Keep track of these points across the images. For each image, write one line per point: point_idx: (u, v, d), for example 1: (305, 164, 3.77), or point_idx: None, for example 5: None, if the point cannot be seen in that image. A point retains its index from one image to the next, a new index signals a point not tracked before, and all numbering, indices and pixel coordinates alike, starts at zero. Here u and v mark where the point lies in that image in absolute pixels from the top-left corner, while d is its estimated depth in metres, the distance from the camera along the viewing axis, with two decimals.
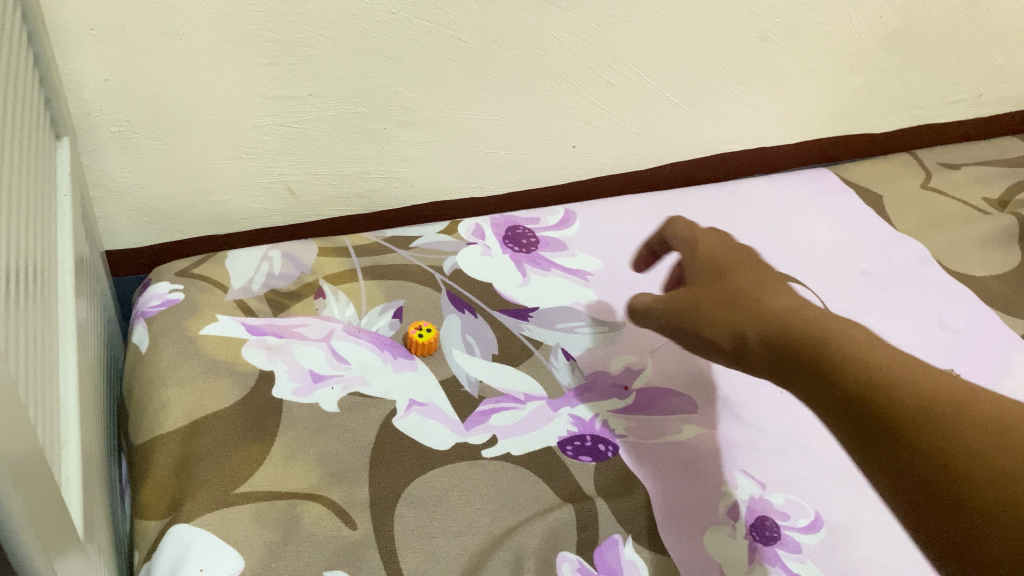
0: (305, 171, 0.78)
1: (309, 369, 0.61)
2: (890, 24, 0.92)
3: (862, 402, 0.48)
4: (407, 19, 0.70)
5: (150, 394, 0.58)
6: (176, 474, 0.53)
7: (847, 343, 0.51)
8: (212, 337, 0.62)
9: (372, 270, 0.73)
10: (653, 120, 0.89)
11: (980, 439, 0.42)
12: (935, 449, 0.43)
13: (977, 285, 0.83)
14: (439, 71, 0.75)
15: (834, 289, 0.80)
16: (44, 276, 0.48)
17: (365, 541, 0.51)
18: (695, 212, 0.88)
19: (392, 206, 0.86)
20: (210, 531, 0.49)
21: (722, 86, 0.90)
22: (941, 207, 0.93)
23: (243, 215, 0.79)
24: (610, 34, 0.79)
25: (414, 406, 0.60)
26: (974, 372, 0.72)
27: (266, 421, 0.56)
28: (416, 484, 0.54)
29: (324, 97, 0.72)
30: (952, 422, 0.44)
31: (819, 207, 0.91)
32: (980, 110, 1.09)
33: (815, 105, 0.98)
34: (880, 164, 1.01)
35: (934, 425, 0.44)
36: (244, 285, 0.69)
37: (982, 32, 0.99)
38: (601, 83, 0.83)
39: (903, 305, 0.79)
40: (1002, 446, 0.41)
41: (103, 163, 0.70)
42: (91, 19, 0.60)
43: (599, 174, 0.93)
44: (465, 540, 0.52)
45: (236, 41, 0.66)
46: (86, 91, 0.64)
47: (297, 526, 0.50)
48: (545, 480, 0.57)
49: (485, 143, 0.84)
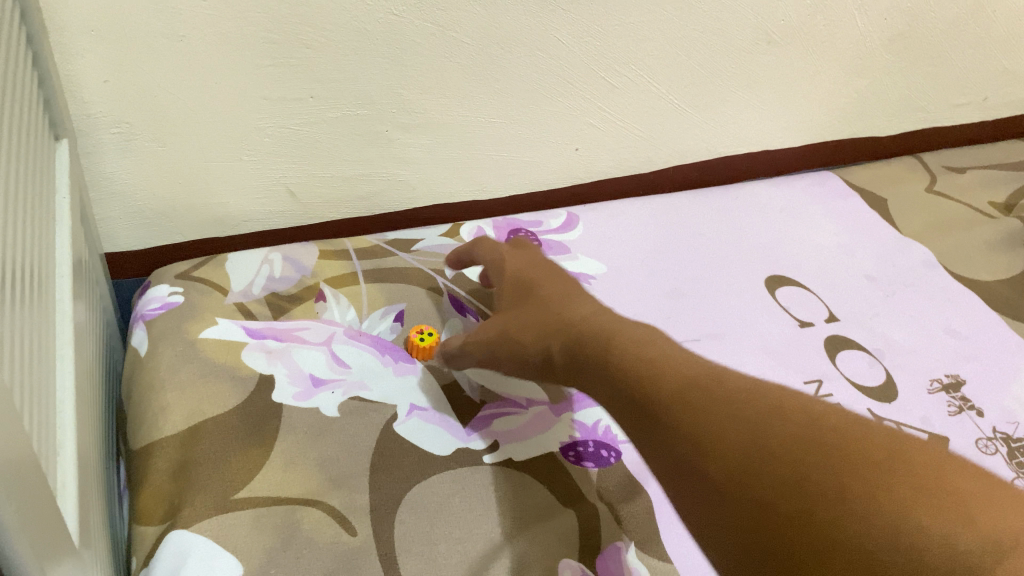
0: (306, 173, 0.77)
1: (309, 373, 0.60)
2: (895, 26, 0.92)
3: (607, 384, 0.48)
4: (410, 21, 0.69)
5: (148, 398, 0.57)
6: (174, 480, 0.52)
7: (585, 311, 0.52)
8: (212, 340, 0.61)
9: (373, 273, 0.72)
10: (657, 123, 0.89)
11: (843, 473, 0.35)
12: (767, 473, 0.37)
13: (983, 289, 0.82)
14: (442, 73, 0.75)
15: (838, 293, 0.79)
16: (42, 279, 0.47)
17: (364, 547, 0.50)
18: (699, 216, 0.87)
19: (394, 209, 0.85)
20: (208, 537, 0.49)
21: (726, 89, 0.89)
22: (946, 211, 0.93)
23: (244, 218, 0.79)
24: (614, 37, 0.79)
25: (415, 411, 0.59)
26: (980, 378, 0.72)
27: (265, 425, 0.56)
28: (418, 490, 0.54)
29: (326, 99, 0.72)
30: (773, 437, 0.38)
31: (823, 211, 0.91)
32: (985, 113, 1.08)
33: (819, 108, 0.97)
34: (884, 167, 1.00)
35: (749, 464, 0.37)
36: (244, 288, 0.68)
37: (988, 35, 0.98)
38: (605, 85, 0.83)
39: (909, 310, 0.78)
40: (770, 451, 0.37)
41: (102, 166, 0.69)
42: (91, 21, 0.60)
43: (602, 177, 0.93)
44: (465, 547, 0.51)
45: (237, 43, 0.65)
46: (85, 93, 0.64)
47: (296, 532, 0.50)
48: (547, 486, 0.56)
49: (488, 146, 0.83)
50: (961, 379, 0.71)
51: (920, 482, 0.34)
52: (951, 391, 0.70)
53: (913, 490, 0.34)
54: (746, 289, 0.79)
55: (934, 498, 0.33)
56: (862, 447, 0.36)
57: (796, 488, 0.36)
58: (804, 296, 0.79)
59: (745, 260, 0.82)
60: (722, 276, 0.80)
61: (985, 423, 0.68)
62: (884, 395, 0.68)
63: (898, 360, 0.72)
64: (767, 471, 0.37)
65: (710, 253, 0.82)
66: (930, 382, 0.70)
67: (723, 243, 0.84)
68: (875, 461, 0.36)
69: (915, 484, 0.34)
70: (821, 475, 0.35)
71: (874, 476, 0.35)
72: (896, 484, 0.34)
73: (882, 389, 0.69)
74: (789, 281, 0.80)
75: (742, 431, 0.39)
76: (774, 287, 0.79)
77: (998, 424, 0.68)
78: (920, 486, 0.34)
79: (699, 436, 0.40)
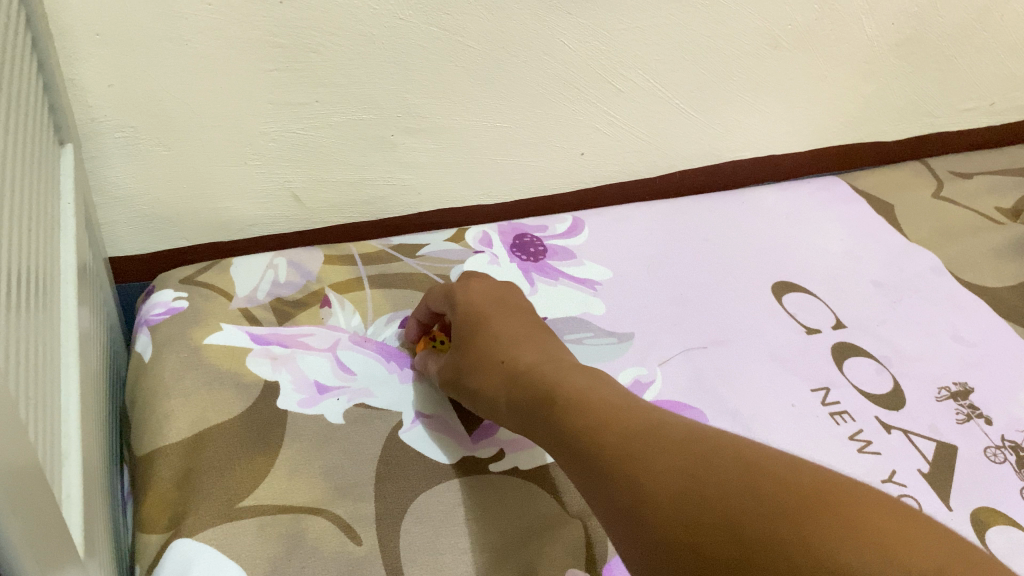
0: (311, 178, 0.77)
1: (314, 380, 0.60)
2: (902, 31, 0.92)
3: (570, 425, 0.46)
4: (416, 25, 0.69)
5: (152, 405, 0.57)
6: (178, 487, 0.52)
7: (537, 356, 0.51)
8: (216, 346, 0.61)
9: (379, 279, 0.72)
10: (663, 128, 0.89)
11: (766, 499, 0.34)
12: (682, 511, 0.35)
13: (991, 296, 0.82)
14: (448, 78, 0.74)
15: (845, 300, 0.79)
16: (46, 285, 0.47)
17: (370, 556, 0.50)
18: (705, 221, 0.87)
19: (398, 214, 0.85)
20: (213, 547, 0.48)
21: (733, 94, 0.89)
22: (952, 216, 0.92)
23: (248, 223, 0.78)
24: (620, 41, 0.78)
25: (420, 419, 0.59)
26: (988, 386, 0.71)
27: (270, 433, 0.55)
28: (423, 499, 0.53)
29: (331, 103, 0.72)
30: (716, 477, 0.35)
31: (829, 217, 0.90)
32: (992, 118, 1.08)
33: (826, 113, 0.97)
34: (890, 172, 1.00)
35: (676, 501, 0.36)
36: (249, 293, 0.68)
37: (995, 40, 0.98)
38: (611, 89, 0.82)
39: (916, 317, 0.78)
40: (712, 481, 0.35)
41: (106, 170, 0.69)
42: (96, 25, 0.60)
43: (607, 181, 0.92)
44: (471, 557, 0.51)
45: (243, 47, 0.65)
46: (89, 97, 0.63)
47: (301, 541, 0.49)
48: (553, 495, 0.56)
49: (493, 150, 0.83)
50: (969, 387, 0.71)
51: (843, 505, 0.33)
52: (959, 399, 0.69)
53: (834, 517, 0.32)
54: (752, 295, 0.78)
55: (859, 524, 0.32)
56: (787, 482, 0.34)
57: (710, 512, 0.34)
58: (811, 302, 0.78)
59: (751, 266, 0.82)
60: (729, 282, 0.79)
61: (993, 431, 0.67)
62: (892, 403, 0.68)
63: (906, 367, 0.72)
64: (688, 509, 0.35)
65: (716, 259, 0.82)
66: (938, 390, 0.70)
67: (729, 248, 0.84)
68: (801, 491, 0.34)
69: (840, 507, 0.33)
70: (741, 500, 0.34)
71: (796, 498, 0.33)
72: (808, 506, 0.33)
73: (889, 397, 0.69)
74: (795, 287, 0.80)
75: (666, 469, 0.37)
76: (781, 294, 0.79)
77: (1006, 432, 0.67)
78: (833, 513, 0.32)
79: (628, 477, 0.38)
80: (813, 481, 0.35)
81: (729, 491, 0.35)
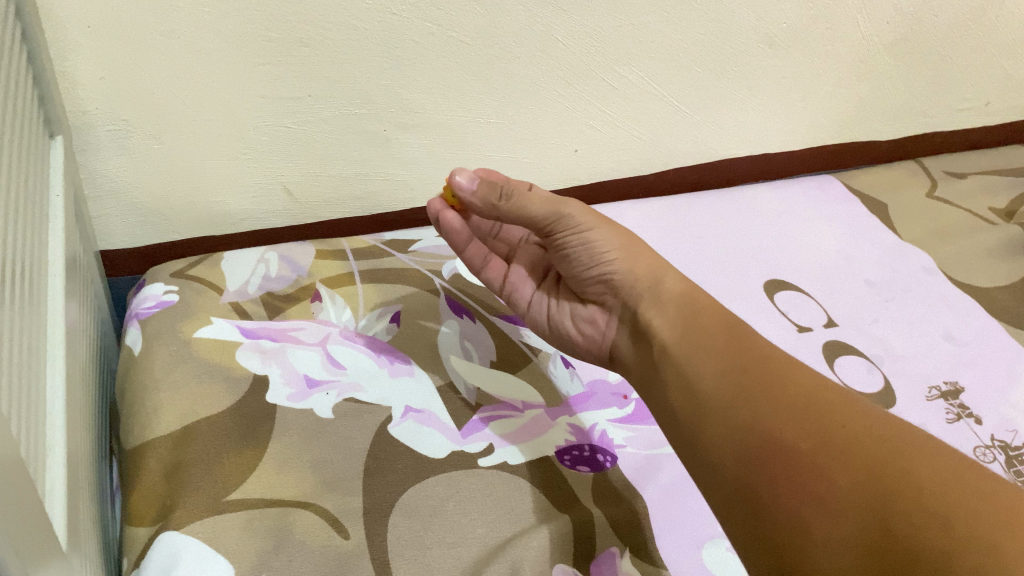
0: (304, 173, 0.77)
1: (304, 374, 0.60)
2: (896, 30, 0.92)
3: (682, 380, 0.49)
4: (409, 20, 0.69)
5: (142, 398, 0.57)
6: (166, 481, 0.52)
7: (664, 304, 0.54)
8: (206, 340, 0.61)
9: (370, 274, 0.72)
10: (657, 126, 0.89)
11: (887, 477, 0.37)
12: (799, 485, 0.39)
13: (983, 296, 0.82)
14: (442, 74, 0.74)
15: (837, 299, 0.79)
16: (33, 277, 0.47)
17: (357, 551, 0.49)
18: (698, 219, 0.87)
19: (392, 210, 0.85)
20: (199, 540, 0.48)
21: (728, 92, 0.89)
22: (946, 216, 0.92)
23: (240, 217, 0.78)
24: (614, 38, 0.79)
25: (409, 413, 0.59)
26: (979, 386, 0.71)
27: (259, 427, 0.55)
28: (411, 494, 0.53)
29: (324, 98, 0.72)
30: (837, 455, 0.39)
31: (823, 216, 0.90)
32: (986, 119, 1.08)
33: (820, 112, 0.97)
34: (885, 172, 1.00)
35: (794, 470, 0.40)
36: (240, 288, 0.68)
37: (989, 40, 0.98)
38: (605, 87, 0.82)
39: (908, 316, 0.78)
40: (829, 455, 0.39)
41: (98, 163, 0.69)
42: (87, 17, 0.59)
43: (601, 178, 0.92)
44: (459, 552, 0.51)
45: (236, 40, 0.65)
46: (81, 89, 0.63)
47: (289, 535, 0.49)
48: (542, 490, 0.56)
49: (487, 147, 0.83)
50: (960, 387, 0.71)
51: (945, 497, 0.36)
52: (949, 399, 0.70)
53: (929, 510, 0.35)
54: (745, 293, 0.78)
55: (958, 520, 0.34)
56: (910, 461, 0.38)
57: (809, 492, 0.38)
58: (803, 301, 0.78)
59: (745, 264, 0.82)
60: (721, 281, 0.79)
61: (983, 430, 0.67)
62: (883, 402, 0.68)
63: (897, 366, 0.72)
64: (808, 482, 0.39)
65: (708, 257, 0.82)
66: (929, 389, 0.70)
67: (723, 246, 0.84)
68: (900, 474, 0.37)
69: (946, 501, 0.35)
70: (836, 478, 0.38)
71: (891, 486, 0.37)
72: (907, 501, 0.36)
73: (880, 396, 0.69)
74: (788, 286, 0.80)
75: (786, 436, 0.41)
76: (774, 292, 0.79)
77: (996, 431, 0.67)
78: (927, 506, 0.35)
79: (757, 448, 0.42)
80: (920, 460, 0.38)
81: (826, 473, 0.39)
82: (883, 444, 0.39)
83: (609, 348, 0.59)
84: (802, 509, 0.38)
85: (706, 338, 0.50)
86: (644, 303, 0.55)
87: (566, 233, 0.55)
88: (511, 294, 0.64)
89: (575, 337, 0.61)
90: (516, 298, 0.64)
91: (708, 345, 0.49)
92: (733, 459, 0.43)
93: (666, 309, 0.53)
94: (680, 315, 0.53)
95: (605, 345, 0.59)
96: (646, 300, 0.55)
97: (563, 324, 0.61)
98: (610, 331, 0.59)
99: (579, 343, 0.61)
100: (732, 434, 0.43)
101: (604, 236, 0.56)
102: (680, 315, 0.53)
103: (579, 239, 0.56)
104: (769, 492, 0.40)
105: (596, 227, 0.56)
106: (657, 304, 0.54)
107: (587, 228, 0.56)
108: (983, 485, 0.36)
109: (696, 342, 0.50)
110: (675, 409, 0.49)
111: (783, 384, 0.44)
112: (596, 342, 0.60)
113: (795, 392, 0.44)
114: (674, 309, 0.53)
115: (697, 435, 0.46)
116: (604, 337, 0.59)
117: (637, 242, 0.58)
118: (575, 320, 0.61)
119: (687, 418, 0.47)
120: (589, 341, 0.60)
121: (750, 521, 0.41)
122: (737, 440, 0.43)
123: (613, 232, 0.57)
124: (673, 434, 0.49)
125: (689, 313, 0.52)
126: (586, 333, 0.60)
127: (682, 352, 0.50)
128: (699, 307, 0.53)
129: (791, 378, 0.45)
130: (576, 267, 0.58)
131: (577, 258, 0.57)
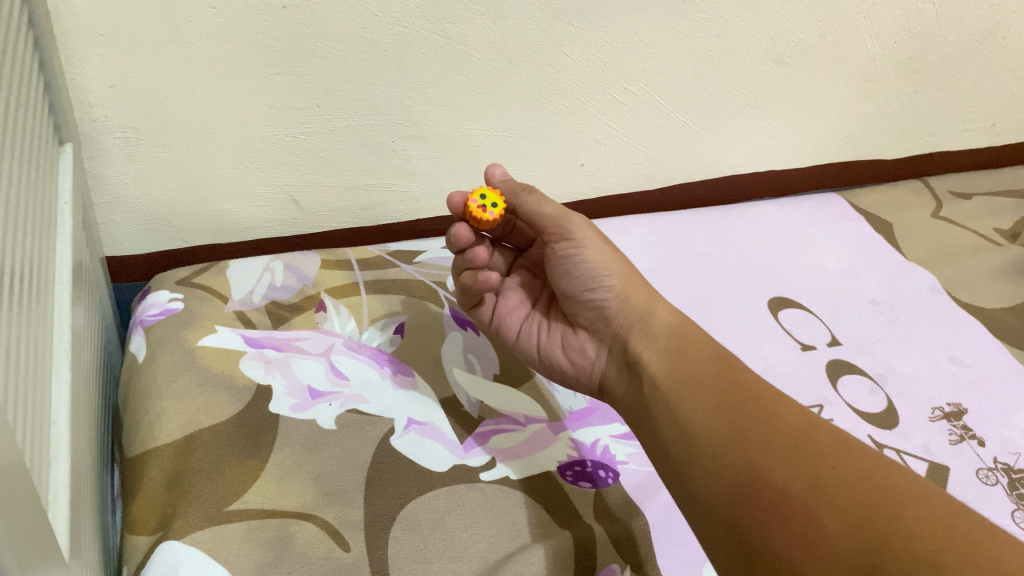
0: (311, 183, 0.77)
1: (307, 385, 0.60)
2: (904, 49, 0.92)
3: (671, 417, 0.49)
4: (419, 33, 0.69)
5: (145, 405, 0.57)
6: (167, 489, 0.52)
7: (659, 336, 0.54)
8: (210, 349, 0.61)
9: (375, 285, 0.72)
10: (664, 141, 0.89)
11: (875, 520, 0.37)
12: (791, 531, 0.39)
13: (987, 318, 0.82)
14: (450, 86, 0.75)
15: (840, 317, 0.79)
16: (40, 283, 0.47)
17: (357, 564, 0.49)
18: (703, 235, 0.87)
19: (397, 221, 0.85)
20: (199, 550, 0.48)
21: (735, 109, 0.89)
22: (952, 237, 0.92)
23: (247, 225, 0.78)
24: (621, 54, 0.79)
25: (412, 426, 0.59)
26: (982, 407, 0.71)
27: (261, 436, 0.55)
28: (412, 507, 0.53)
29: (332, 109, 0.72)
30: (828, 497, 0.39)
31: (829, 234, 0.90)
32: (993, 139, 1.08)
33: (826, 130, 0.97)
34: (891, 191, 1.00)
35: (783, 515, 0.39)
36: (244, 297, 0.68)
37: (995, 60, 0.99)
38: (612, 102, 0.83)
39: (912, 336, 0.78)
40: (820, 497, 0.39)
41: (107, 170, 0.69)
42: (98, 25, 0.60)
43: (608, 193, 0.92)
44: (459, 566, 0.51)
45: (245, 50, 0.65)
46: (91, 97, 0.63)
47: (289, 547, 0.49)
48: (543, 506, 0.56)
49: (494, 160, 0.83)
50: (963, 408, 0.71)
51: (933, 541, 0.35)
52: (953, 420, 0.69)
53: (918, 553, 0.35)
54: (749, 310, 0.78)
55: (947, 564, 0.34)
56: (900, 502, 0.37)
57: (799, 535, 0.38)
58: (806, 318, 0.78)
59: (748, 281, 0.82)
60: (725, 297, 0.79)
61: (985, 453, 0.67)
62: (885, 423, 0.68)
63: (900, 387, 0.72)
64: (797, 529, 0.39)
65: (712, 274, 0.82)
66: (932, 410, 0.70)
67: (727, 263, 0.84)
68: (891, 516, 0.37)
69: (934, 544, 0.35)
70: (825, 520, 0.38)
71: (882, 528, 0.36)
72: (896, 544, 0.35)
73: (882, 416, 0.69)
74: (793, 303, 0.80)
75: (775, 480, 0.41)
76: (778, 309, 0.79)
77: (999, 454, 0.67)
78: (915, 549, 0.35)
79: (749, 492, 0.42)
80: (910, 503, 0.37)
81: (816, 516, 0.38)
82: (877, 486, 0.39)
83: (598, 379, 0.59)
84: (794, 554, 0.38)
85: (694, 371, 0.50)
86: (634, 333, 0.55)
87: (566, 246, 0.57)
88: (500, 324, 0.63)
89: (564, 366, 0.60)
90: (506, 327, 0.63)
91: (697, 380, 0.49)
92: (725, 498, 0.43)
93: (656, 340, 0.54)
94: (669, 347, 0.53)
95: (594, 376, 0.59)
96: (637, 332, 0.55)
97: (554, 352, 0.61)
98: (600, 362, 0.59)
99: (569, 374, 0.60)
100: (722, 473, 0.44)
101: (602, 261, 0.57)
102: (670, 347, 0.53)
103: (574, 254, 0.57)
104: (761, 537, 0.40)
105: (593, 247, 0.57)
106: (647, 336, 0.54)
107: (585, 243, 0.57)
108: (974, 527, 0.36)
109: (685, 375, 0.50)
110: (664, 449, 0.48)
111: (774, 421, 0.44)
112: (584, 372, 0.60)
113: (786, 429, 0.44)
114: (664, 341, 0.53)
115: (686, 476, 0.46)
116: (593, 367, 0.59)
117: (635, 271, 0.58)
118: (565, 349, 0.60)
119: (678, 458, 0.47)
120: (578, 371, 0.60)
121: (741, 562, 0.41)
122: (728, 482, 0.43)
123: (610, 257, 0.58)
124: (664, 472, 0.48)
125: (678, 345, 0.53)
126: (575, 361, 0.60)
127: (672, 387, 0.50)
128: (690, 338, 0.53)
129: (783, 416, 0.45)
130: (568, 289, 0.59)
131: (572, 279, 0.58)
